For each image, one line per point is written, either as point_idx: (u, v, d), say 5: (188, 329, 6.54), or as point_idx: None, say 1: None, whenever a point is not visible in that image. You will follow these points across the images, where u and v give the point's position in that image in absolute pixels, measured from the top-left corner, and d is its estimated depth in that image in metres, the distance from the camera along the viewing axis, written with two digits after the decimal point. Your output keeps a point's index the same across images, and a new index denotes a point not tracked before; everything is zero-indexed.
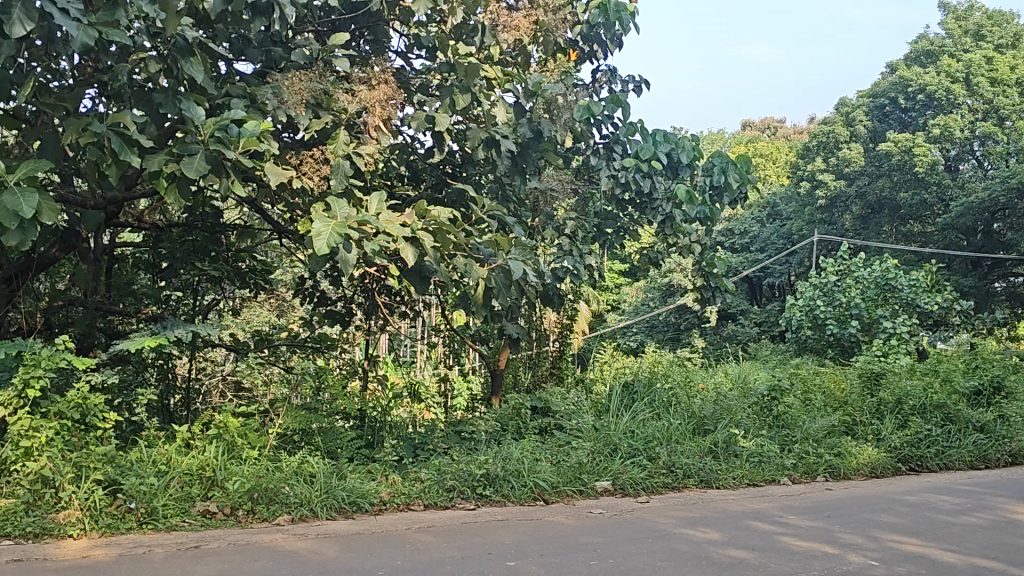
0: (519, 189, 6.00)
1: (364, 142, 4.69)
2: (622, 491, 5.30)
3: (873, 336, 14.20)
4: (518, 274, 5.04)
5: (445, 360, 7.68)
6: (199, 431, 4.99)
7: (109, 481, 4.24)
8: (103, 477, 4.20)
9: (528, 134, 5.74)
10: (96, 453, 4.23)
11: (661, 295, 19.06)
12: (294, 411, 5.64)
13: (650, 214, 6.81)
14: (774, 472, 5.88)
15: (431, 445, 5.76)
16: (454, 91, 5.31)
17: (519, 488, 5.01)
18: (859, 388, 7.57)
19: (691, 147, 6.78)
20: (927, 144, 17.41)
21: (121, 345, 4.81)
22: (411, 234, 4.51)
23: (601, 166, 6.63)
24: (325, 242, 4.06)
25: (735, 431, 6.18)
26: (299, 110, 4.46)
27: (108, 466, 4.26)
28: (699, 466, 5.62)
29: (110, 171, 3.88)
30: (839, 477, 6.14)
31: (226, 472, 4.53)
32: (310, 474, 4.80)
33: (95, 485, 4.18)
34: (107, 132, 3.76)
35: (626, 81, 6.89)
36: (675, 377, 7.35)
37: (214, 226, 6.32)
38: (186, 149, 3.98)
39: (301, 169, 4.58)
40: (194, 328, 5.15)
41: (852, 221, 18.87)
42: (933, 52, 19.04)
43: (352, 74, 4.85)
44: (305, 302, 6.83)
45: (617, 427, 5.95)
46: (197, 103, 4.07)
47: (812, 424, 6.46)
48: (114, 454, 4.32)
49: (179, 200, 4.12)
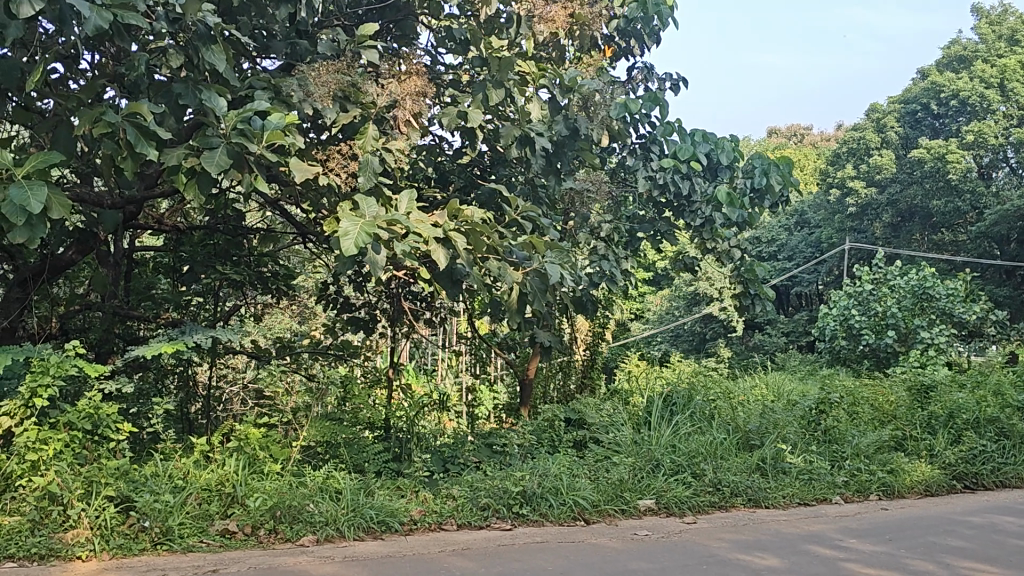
0: (554, 189, 5.71)
1: (393, 137, 4.40)
2: (667, 511, 4.99)
3: (910, 347, 13.72)
4: (555, 279, 4.78)
5: (471, 368, 7.37)
6: (219, 443, 4.73)
7: (121, 498, 3.99)
8: (115, 494, 3.95)
9: (564, 131, 5.45)
10: (108, 468, 3.99)
11: (687, 303, 18.68)
12: (318, 422, 5.39)
13: (689, 217, 6.58)
14: (825, 490, 5.55)
15: (462, 459, 5.51)
16: (488, 86, 5.03)
17: (557, 507, 4.72)
18: (906, 401, 7.23)
19: (730, 148, 6.52)
20: (962, 151, 16.97)
21: (135, 351, 4.58)
22: (443, 235, 4.25)
23: (637, 167, 6.37)
24: (353, 242, 3.79)
25: (784, 447, 5.84)
26: (327, 103, 4.21)
27: (121, 481, 4.02)
28: (747, 485, 5.30)
29: (126, 164, 3.60)
30: (893, 496, 5.81)
31: (247, 488, 4.29)
32: (336, 491, 4.53)
33: (107, 502, 3.93)
34: (122, 122, 3.48)
35: (663, 79, 6.60)
36: (714, 388, 7.04)
37: (236, 229, 6.11)
38: (207, 143, 3.72)
39: (328, 165, 4.30)
40: (214, 334, 4.90)
41: (882, 229, 18.48)
42: (967, 57, 18.63)
43: (381, 67, 4.59)
44: (329, 308, 6.58)
45: (659, 442, 5.66)
46: (218, 93, 3.81)
47: (863, 439, 6.12)
48: (127, 469, 4.08)
49: (199, 197, 3.85)
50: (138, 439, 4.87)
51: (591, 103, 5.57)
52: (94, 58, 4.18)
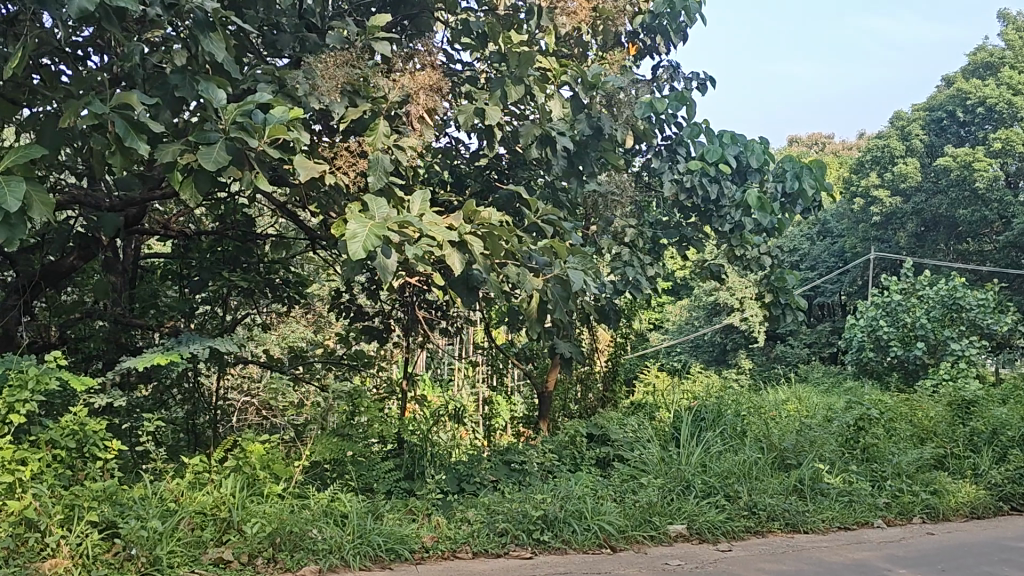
0: (577, 193, 5.37)
1: (405, 134, 4.11)
2: (699, 536, 4.65)
3: (939, 359, 13.29)
4: (579, 286, 4.49)
5: (488, 379, 7.21)
6: (218, 461, 4.45)
7: (106, 524, 3.73)
8: (99, 519, 3.69)
9: (587, 130, 5.11)
10: (91, 491, 3.74)
11: (706, 313, 18.30)
12: (325, 438, 5.11)
13: (718, 222, 6.29)
14: (866, 513, 5.19)
15: (478, 478, 5.23)
16: (506, 82, 4.69)
17: (581, 533, 4.40)
18: (946, 417, 6.88)
19: (761, 150, 6.14)
20: (989, 159, 16.55)
21: (127, 363, 4.20)
22: (458, 238, 3.94)
23: (662, 169, 6.06)
24: (361, 246, 3.48)
25: (822, 466, 5.51)
26: (334, 97, 3.92)
27: (107, 504, 3.78)
28: (785, 508, 4.96)
29: (114, 159, 3.32)
30: (938, 519, 5.44)
31: (244, 513, 4.00)
32: (341, 515, 4.26)
33: (91, 527, 3.67)
34: (110, 114, 3.18)
35: (690, 78, 6.26)
36: (743, 402, 6.72)
37: (245, 235, 5.85)
38: (205, 138, 3.40)
39: (335, 164, 3.98)
40: (212, 342, 4.44)
41: (907, 239, 18.07)
42: (993, 64, 18.21)
43: (393, 61, 4.30)
44: (341, 317, 6.32)
45: (689, 461, 5.35)
46: (217, 86, 3.51)
47: (903, 458, 5.78)
48: (113, 491, 3.83)
49: (195, 196, 3.54)
50: (131, 456, 4.58)
51: (615, 101, 5.24)
52: (100, 58, 3.89)
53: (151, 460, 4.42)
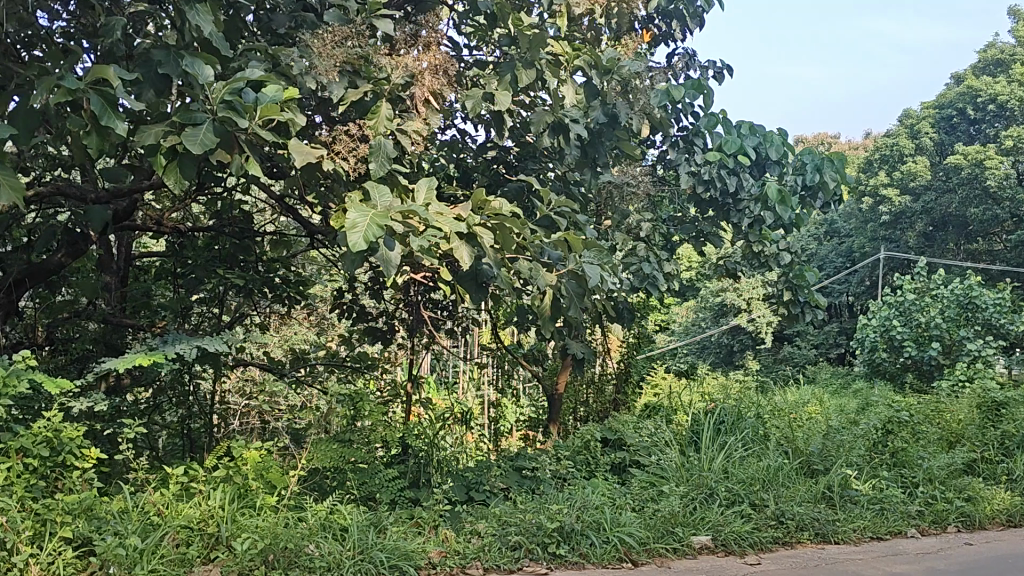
0: (591, 184, 5.08)
1: (410, 119, 3.83)
2: (725, 549, 4.37)
3: (955, 360, 12.97)
4: (596, 281, 4.17)
5: (496, 381, 6.95)
6: (208, 469, 4.19)
7: (81, 540, 3.47)
8: (73, 535, 3.44)
9: (602, 118, 4.81)
10: (66, 505, 3.48)
11: (713, 314, 17.96)
12: (326, 442, 4.83)
13: (736, 217, 5.94)
14: (900, 522, 4.90)
15: (487, 486, 4.96)
16: (517, 65, 4.42)
17: (600, 546, 4.11)
18: (974, 420, 6.58)
19: (780, 141, 5.91)
20: (1001, 157, 16.23)
21: (107, 364, 3.88)
22: (467, 229, 3.64)
23: (678, 160, 5.71)
24: (362, 236, 3.17)
25: (851, 472, 5.23)
26: (333, 77, 3.64)
27: (82, 520, 3.52)
28: (814, 517, 4.67)
29: (90, 140, 3.04)
30: (973, 528, 5.13)
31: (234, 528, 3.73)
32: (341, 529, 3.99)
33: (64, 544, 3.41)
34: (83, 90, 2.90)
35: (706, 67, 5.96)
36: (764, 404, 6.43)
37: (243, 231, 5.59)
38: (190, 119, 3.11)
39: (334, 149, 3.70)
40: (200, 342, 4.15)
41: (918, 239, 17.77)
42: (1004, 61, 17.93)
43: (397, 41, 4.02)
44: (343, 317, 6.04)
45: (710, 467, 5.08)
46: (204, 62, 3.23)
47: (935, 462, 5.50)
48: (91, 503, 3.56)
49: (180, 182, 3.25)
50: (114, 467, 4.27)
51: (631, 87, 4.84)
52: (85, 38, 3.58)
53: (133, 469, 4.10)
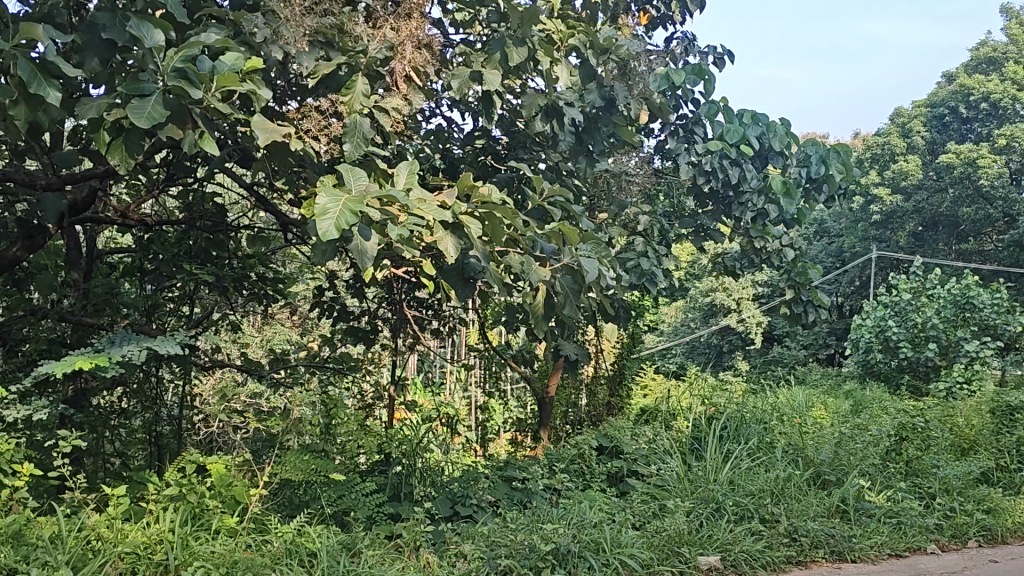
0: (586, 174, 4.72)
1: (388, 96, 3.47)
2: (734, 570, 4.02)
3: (952, 361, 12.64)
4: (592, 278, 3.71)
5: (483, 383, 6.62)
6: (158, 488, 3.83)
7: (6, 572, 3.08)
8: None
9: (599, 102, 4.37)
10: None
11: (703, 315, 17.58)
12: (303, 452, 4.49)
13: (738, 211, 5.58)
14: (919, 538, 4.56)
15: (475, 500, 4.62)
16: (507, 42, 3.97)
17: (599, 569, 3.75)
18: (986, 426, 6.29)
19: (784, 132, 5.57)
20: (994, 155, 15.98)
21: (45, 369, 3.48)
22: (452, 218, 3.24)
23: (678, 151, 5.31)
24: (333, 224, 2.77)
25: (865, 483, 4.95)
26: (302, 48, 3.28)
27: (8, 548, 3.13)
28: (829, 534, 4.34)
29: (19, 112, 2.68)
30: (995, 542, 4.79)
31: (183, 556, 3.37)
32: (310, 553, 3.63)
33: None
34: (10, 52, 2.53)
35: (707, 52, 5.59)
36: (767, 408, 6.12)
37: (213, 224, 5.21)
38: (137, 88, 2.72)
39: (303, 127, 3.32)
40: (151, 345, 3.77)
41: (908, 238, 17.50)
42: (996, 59, 17.67)
43: (375, 10, 3.66)
44: (323, 317, 5.68)
45: (716, 479, 4.80)
46: (155, 26, 2.85)
47: (951, 471, 5.20)
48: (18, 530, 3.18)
49: (126, 161, 2.88)
50: (55, 482, 3.86)
51: (630, 70, 4.49)
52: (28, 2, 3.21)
53: (72, 487, 3.69)
